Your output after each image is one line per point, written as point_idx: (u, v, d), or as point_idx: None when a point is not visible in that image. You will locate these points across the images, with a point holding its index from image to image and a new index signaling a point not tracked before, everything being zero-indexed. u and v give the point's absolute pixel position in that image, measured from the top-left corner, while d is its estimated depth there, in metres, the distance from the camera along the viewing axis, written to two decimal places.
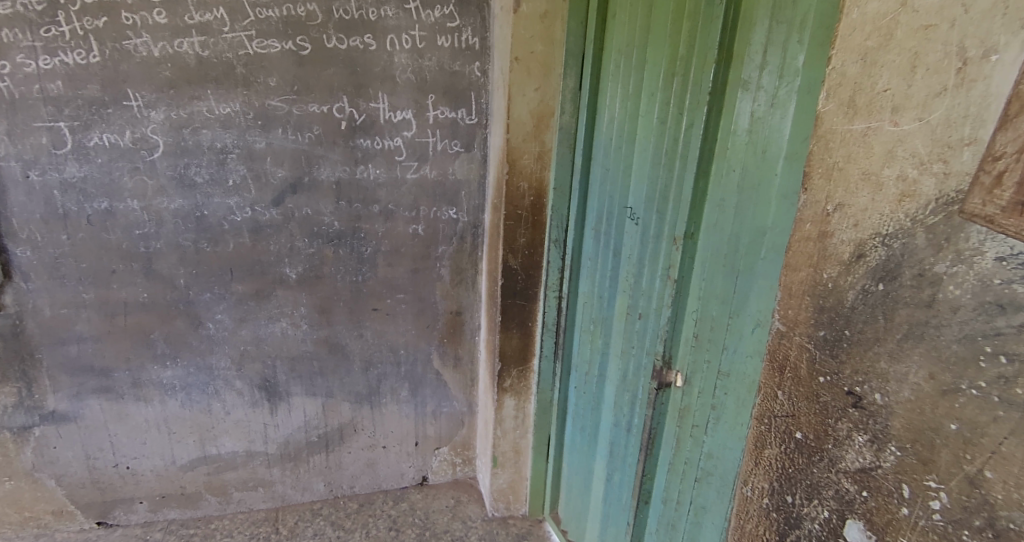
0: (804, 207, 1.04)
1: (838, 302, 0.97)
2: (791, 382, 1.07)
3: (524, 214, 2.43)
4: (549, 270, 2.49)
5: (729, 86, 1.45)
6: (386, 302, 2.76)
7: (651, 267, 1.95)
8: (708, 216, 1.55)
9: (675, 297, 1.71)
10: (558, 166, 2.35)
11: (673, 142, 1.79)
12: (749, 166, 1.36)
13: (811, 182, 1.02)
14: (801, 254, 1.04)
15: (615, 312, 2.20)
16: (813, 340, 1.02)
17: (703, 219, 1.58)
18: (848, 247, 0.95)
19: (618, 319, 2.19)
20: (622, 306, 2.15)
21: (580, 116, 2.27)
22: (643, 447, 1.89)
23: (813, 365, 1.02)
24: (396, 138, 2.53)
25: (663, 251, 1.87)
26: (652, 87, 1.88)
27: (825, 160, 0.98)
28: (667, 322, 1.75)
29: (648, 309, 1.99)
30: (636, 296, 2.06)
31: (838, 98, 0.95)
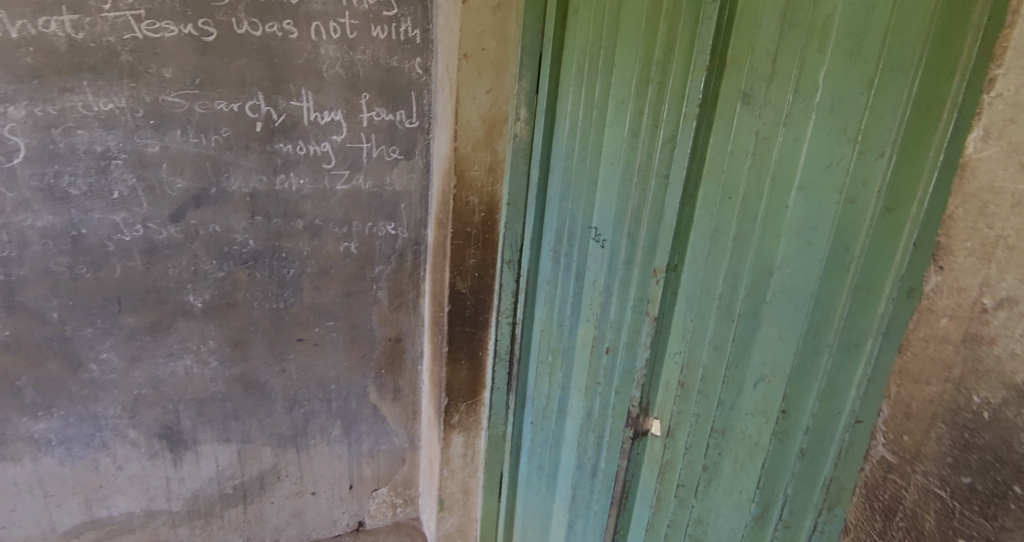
0: (937, 293, 0.80)
1: (1002, 444, 0.71)
2: (907, 534, 0.83)
3: (473, 231, 2.15)
4: (502, 295, 2.22)
5: (723, 97, 1.24)
6: (314, 331, 2.40)
7: (621, 297, 1.74)
8: (694, 246, 1.34)
9: (654, 337, 1.48)
10: (511, 178, 2.09)
11: (648, 158, 1.57)
12: (751, 193, 1.15)
13: (951, 260, 0.78)
14: (932, 364, 0.80)
15: (578, 343, 1.98)
16: (950, 487, 0.77)
17: (689, 251, 1.36)
18: (1020, 366, 0.69)
19: (581, 353, 1.96)
20: (586, 337, 1.93)
21: (537, 122, 2.02)
22: (615, 501, 1.67)
23: (946, 521, 0.77)
24: (323, 143, 2.17)
25: (636, 280, 1.65)
26: (621, 94, 1.66)
27: (981, 230, 0.74)
28: (643, 363, 1.52)
29: (617, 344, 1.77)
30: (603, 327, 1.84)
31: (1010, 141, 0.71)
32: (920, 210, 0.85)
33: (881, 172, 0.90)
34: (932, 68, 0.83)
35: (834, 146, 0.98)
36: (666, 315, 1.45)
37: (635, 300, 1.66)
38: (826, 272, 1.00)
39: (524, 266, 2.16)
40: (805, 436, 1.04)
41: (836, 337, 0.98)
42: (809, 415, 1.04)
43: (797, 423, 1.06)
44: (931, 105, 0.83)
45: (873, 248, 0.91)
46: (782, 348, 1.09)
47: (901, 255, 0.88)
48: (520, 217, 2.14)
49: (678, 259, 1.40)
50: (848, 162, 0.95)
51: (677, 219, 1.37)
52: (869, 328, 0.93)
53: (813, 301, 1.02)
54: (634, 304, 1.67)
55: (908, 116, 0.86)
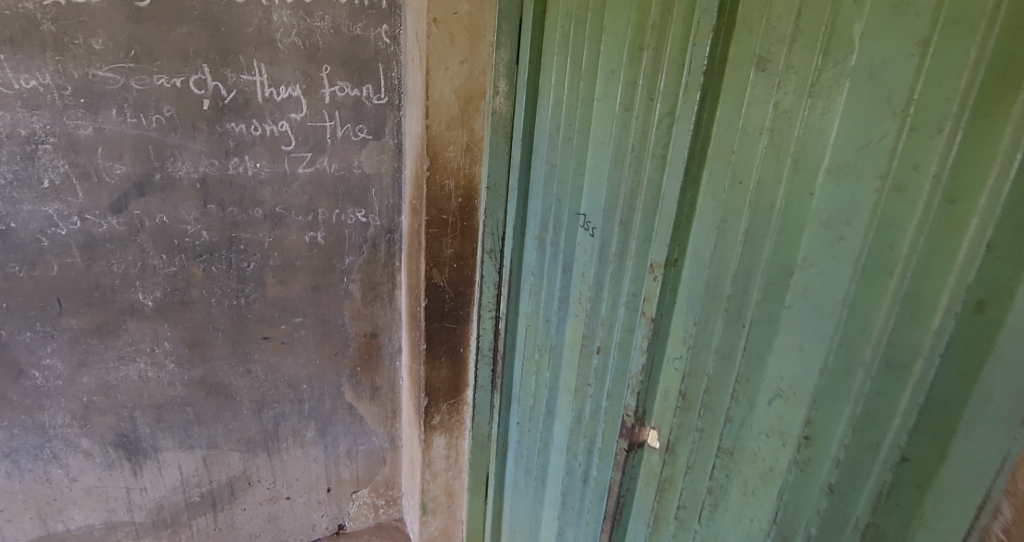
0: None
1: None
2: None
3: (450, 219, 1.96)
4: (484, 288, 2.04)
5: (730, 63, 1.05)
6: (280, 329, 2.21)
7: (614, 292, 1.56)
8: (697, 238, 1.16)
9: (650, 341, 1.30)
10: (490, 160, 1.89)
11: (643, 136, 1.39)
12: (767, 177, 0.97)
13: None
14: None
15: (566, 340, 1.81)
16: None
17: (691, 243, 1.18)
18: None
19: (571, 352, 1.80)
20: (575, 334, 1.76)
21: (518, 96, 1.80)
22: (609, 516, 1.51)
23: None
24: (281, 122, 1.96)
25: (631, 273, 1.48)
26: (611, 63, 1.46)
27: None
28: (638, 369, 1.35)
29: (610, 343, 1.60)
30: (593, 324, 1.67)
31: None
32: (994, 202, 0.69)
33: (939, 153, 0.73)
34: (1011, 20, 0.66)
35: (873, 121, 0.80)
36: (665, 317, 1.27)
37: (630, 296, 1.49)
38: (864, 275, 0.82)
39: (507, 256, 1.98)
40: (834, 470, 0.89)
41: (876, 353, 0.81)
42: (840, 444, 0.88)
43: (823, 451, 0.90)
44: (1009, 72, 0.67)
45: (927, 248, 0.75)
46: (805, 363, 0.93)
47: (966, 256, 0.72)
48: (502, 201, 1.94)
49: (680, 253, 1.21)
50: (894, 141, 0.78)
51: (678, 207, 1.18)
52: (922, 346, 0.76)
53: (847, 309, 0.85)
54: (629, 301, 1.50)
55: (978, 82, 0.69)
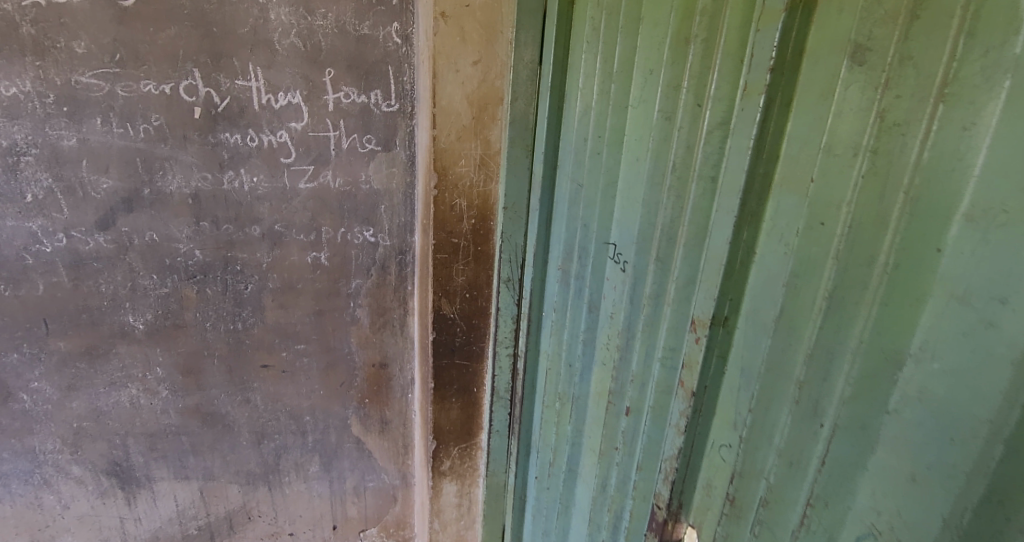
0: None
1: None
2: None
3: (462, 243, 1.71)
4: (501, 321, 1.78)
5: (810, 54, 0.74)
6: (280, 356, 2.03)
7: (649, 343, 1.27)
8: (756, 292, 0.86)
9: (690, 419, 1.01)
10: (508, 176, 1.62)
11: (689, 152, 1.09)
12: (863, 220, 0.67)
13: None
14: None
15: (591, 391, 1.52)
16: None
17: (747, 298, 0.88)
18: None
19: (596, 406, 1.51)
20: (601, 385, 1.47)
21: (541, 103, 1.53)
22: None
23: None
24: (279, 132, 1.77)
25: (670, 322, 1.19)
26: (649, 61, 1.17)
27: None
28: (673, 450, 1.06)
29: (642, 404, 1.31)
30: (622, 378, 1.38)
31: None
32: None
33: None
34: None
35: None
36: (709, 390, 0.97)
37: (667, 350, 1.21)
38: None
39: (527, 286, 1.71)
40: None
41: None
42: None
43: None
44: None
45: None
46: (921, 501, 0.63)
47: None
48: (522, 224, 1.67)
49: (733, 309, 0.91)
50: None
51: (731, 250, 0.89)
52: None
53: (1003, 438, 0.55)
54: (665, 356, 1.22)
55: None
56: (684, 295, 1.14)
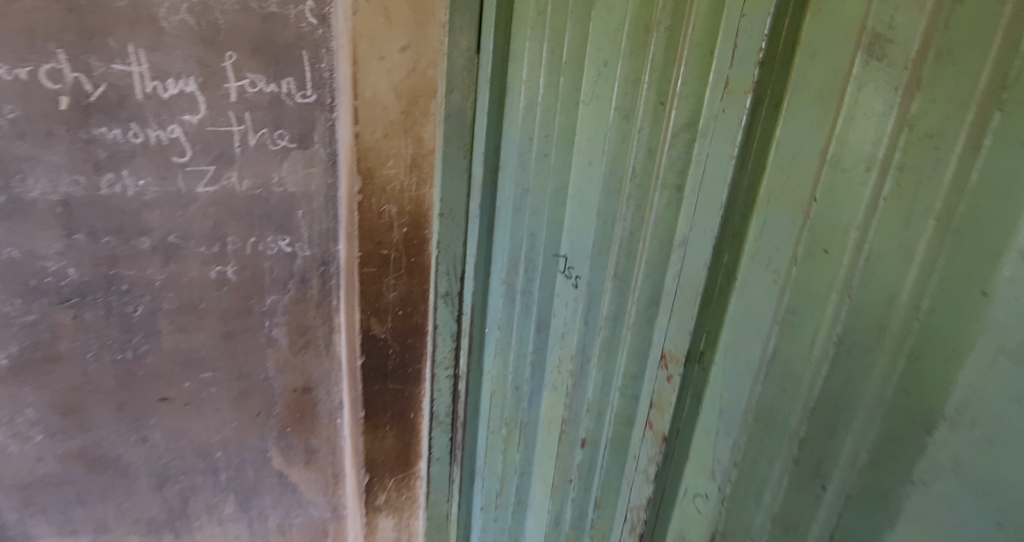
0: None
1: None
2: None
3: (393, 254, 1.50)
4: (440, 339, 1.60)
5: (809, 45, 0.62)
6: (183, 387, 1.77)
7: (608, 369, 1.13)
8: (740, 325, 0.73)
9: (660, 465, 0.88)
10: (444, 178, 1.43)
11: (651, 157, 0.96)
12: (882, 250, 0.55)
13: None
14: None
15: (541, 417, 1.37)
16: None
17: (729, 330, 0.76)
18: None
19: (546, 435, 1.36)
20: (553, 412, 1.33)
21: (479, 95, 1.36)
22: None
23: None
24: (171, 126, 1.50)
25: (631, 348, 1.05)
26: (604, 51, 1.03)
27: None
28: (640, 499, 0.92)
29: (600, 436, 1.17)
30: (576, 405, 1.24)
31: None
32: None
33: None
34: None
35: None
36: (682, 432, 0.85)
37: (627, 378, 1.08)
38: None
39: (467, 301, 1.53)
40: None
41: None
42: None
43: None
44: None
45: None
46: None
47: None
48: (460, 231, 1.49)
49: (710, 343, 0.78)
50: None
51: (709, 276, 0.75)
52: None
53: None
54: (625, 385, 1.09)
55: None
56: (647, 317, 1.01)
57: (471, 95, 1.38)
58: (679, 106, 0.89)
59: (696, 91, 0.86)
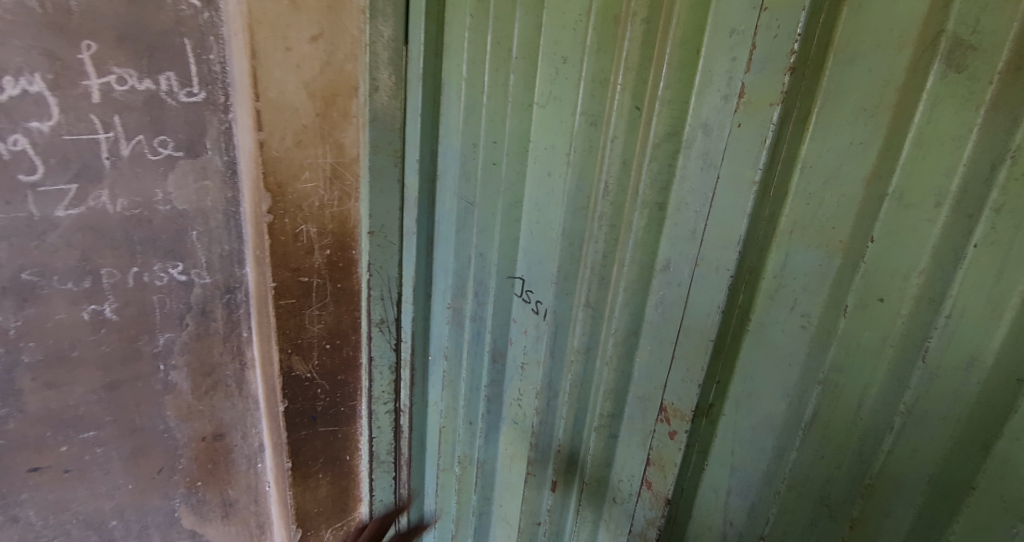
0: None
1: None
2: None
3: (316, 281, 1.27)
4: (377, 373, 1.40)
5: (846, 49, 0.52)
6: (60, 453, 1.45)
7: (578, 405, 1.01)
8: (756, 376, 0.63)
9: (663, 530, 0.76)
10: (372, 190, 1.22)
11: (626, 171, 0.83)
12: (964, 305, 0.47)
13: None
14: None
15: (501, 455, 1.23)
16: None
17: (742, 381, 0.65)
18: None
19: (507, 474, 1.22)
20: (515, 450, 1.18)
21: (410, 94, 1.16)
22: None
23: None
24: (14, 136, 1.19)
25: (611, 384, 0.93)
26: (562, 45, 0.88)
27: None
28: None
29: (574, 479, 1.05)
30: (543, 443, 1.10)
31: None
32: None
33: None
34: None
35: None
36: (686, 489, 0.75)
37: (604, 418, 0.95)
38: None
39: (407, 328, 1.35)
40: None
41: None
42: None
43: None
44: None
45: None
46: None
47: None
48: (395, 252, 1.29)
49: (720, 395, 0.67)
50: None
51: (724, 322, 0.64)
52: None
53: None
54: (602, 423, 0.96)
55: None
56: (624, 350, 0.89)
57: (399, 93, 1.18)
58: (661, 113, 0.76)
59: (677, 96, 0.74)
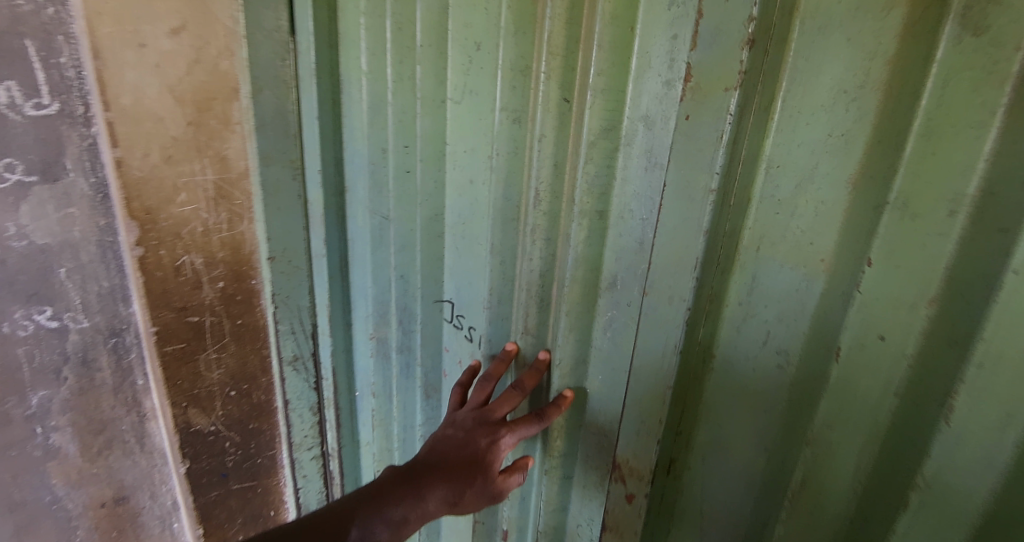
0: None
1: None
2: None
3: (210, 320, 1.08)
4: (296, 417, 1.22)
5: (815, 12, 0.40)
6: None
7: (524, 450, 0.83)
8: (725, 422, 0.51)
9: None
10: (269, 209, 1.03)
11: (560, 175, 0.66)
12: (999, 346, 0.35)
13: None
14: None
15: None
16: None
17: (710, 429, 0.53)
18: None
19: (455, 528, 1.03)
20: None
21: (303, 96, 0.97)
22: None
23: None
24: None
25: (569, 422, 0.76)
26: (474, 30, 0.73)
27: None
28: None
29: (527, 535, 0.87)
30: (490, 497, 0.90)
31: None
32: None
33: None
34: None
35: None
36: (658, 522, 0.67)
37: (556, 467, 0.78)
38: None
39: (327, 365, 1.17)
40: None
41: None
42: None
43: None
44: None
45: None
46: None
47: None
48: (306, 277, 1.11)
49: (684, 445, 0.55)
50: None
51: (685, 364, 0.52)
52: None
53: None
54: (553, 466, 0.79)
55: None
56: (575, 384, 0.72)
57: (291, 95, 0.98)
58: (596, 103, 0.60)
59: (614, 81, 0.58)
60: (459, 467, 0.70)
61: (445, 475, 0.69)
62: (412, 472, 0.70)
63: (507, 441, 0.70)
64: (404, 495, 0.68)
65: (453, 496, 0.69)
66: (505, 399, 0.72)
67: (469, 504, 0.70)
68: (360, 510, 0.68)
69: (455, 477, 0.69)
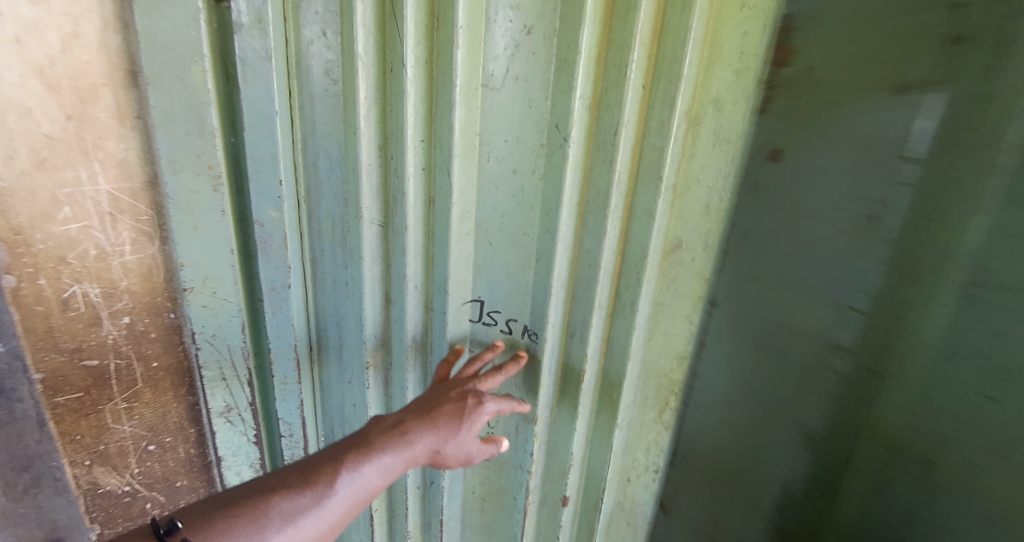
0: None
1: None
2: None
3: (116, 363, 0.86)
4: (235, 475, 1.02)
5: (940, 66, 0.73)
6: None
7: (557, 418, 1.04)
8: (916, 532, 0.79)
9: None
10: (193, 234, 0.82)
11: (640, 155, 0.85)
12: None
13: None
14: None
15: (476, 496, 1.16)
16: None
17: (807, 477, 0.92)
18: None
19: (467, 504, 1.18)
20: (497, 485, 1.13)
21: (246, 85, 0.78)
22: None
23: None
24: None
25: (587, 398, 1.01)
26: (526, 16, 0.80)
27: None
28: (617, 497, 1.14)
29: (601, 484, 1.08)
30: (518, 460, 1.08)
31: None
32: None
33: None
34: None
35: None
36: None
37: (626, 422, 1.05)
38: None
39: (294, 410, 1.02)
40: None
41: None
42: None
43: None
44: None
45: None
46: None
47: None
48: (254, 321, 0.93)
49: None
50: None
51: (667, 295, 0.97)
52: None
53: None
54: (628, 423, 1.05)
55: None
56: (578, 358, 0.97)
57: (224, 87, 0.78)
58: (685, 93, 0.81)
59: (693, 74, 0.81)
60: (447, 422, 0.87)
61: (428, 426, 0.86)
62: (393, 427, 0.85)
63: (489, 406, 0.91)
64: (393, 443, 0.84)
65: (436, 447, 0.87)
66: (483, 376, 0.94)
67: (445, 459, 0.89)
68: (352, 455, 0.81)
69: (441, 431, 0.87)
